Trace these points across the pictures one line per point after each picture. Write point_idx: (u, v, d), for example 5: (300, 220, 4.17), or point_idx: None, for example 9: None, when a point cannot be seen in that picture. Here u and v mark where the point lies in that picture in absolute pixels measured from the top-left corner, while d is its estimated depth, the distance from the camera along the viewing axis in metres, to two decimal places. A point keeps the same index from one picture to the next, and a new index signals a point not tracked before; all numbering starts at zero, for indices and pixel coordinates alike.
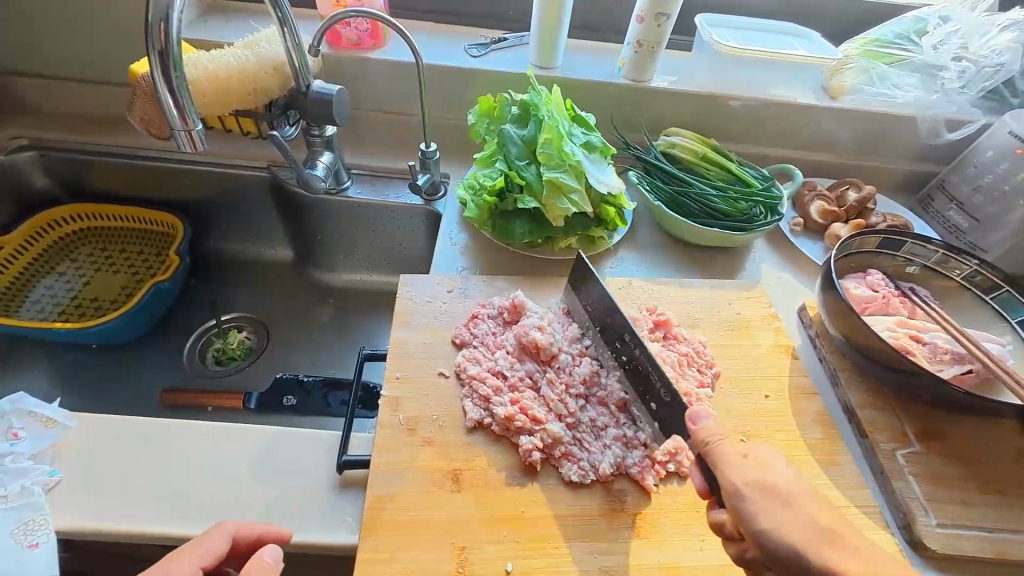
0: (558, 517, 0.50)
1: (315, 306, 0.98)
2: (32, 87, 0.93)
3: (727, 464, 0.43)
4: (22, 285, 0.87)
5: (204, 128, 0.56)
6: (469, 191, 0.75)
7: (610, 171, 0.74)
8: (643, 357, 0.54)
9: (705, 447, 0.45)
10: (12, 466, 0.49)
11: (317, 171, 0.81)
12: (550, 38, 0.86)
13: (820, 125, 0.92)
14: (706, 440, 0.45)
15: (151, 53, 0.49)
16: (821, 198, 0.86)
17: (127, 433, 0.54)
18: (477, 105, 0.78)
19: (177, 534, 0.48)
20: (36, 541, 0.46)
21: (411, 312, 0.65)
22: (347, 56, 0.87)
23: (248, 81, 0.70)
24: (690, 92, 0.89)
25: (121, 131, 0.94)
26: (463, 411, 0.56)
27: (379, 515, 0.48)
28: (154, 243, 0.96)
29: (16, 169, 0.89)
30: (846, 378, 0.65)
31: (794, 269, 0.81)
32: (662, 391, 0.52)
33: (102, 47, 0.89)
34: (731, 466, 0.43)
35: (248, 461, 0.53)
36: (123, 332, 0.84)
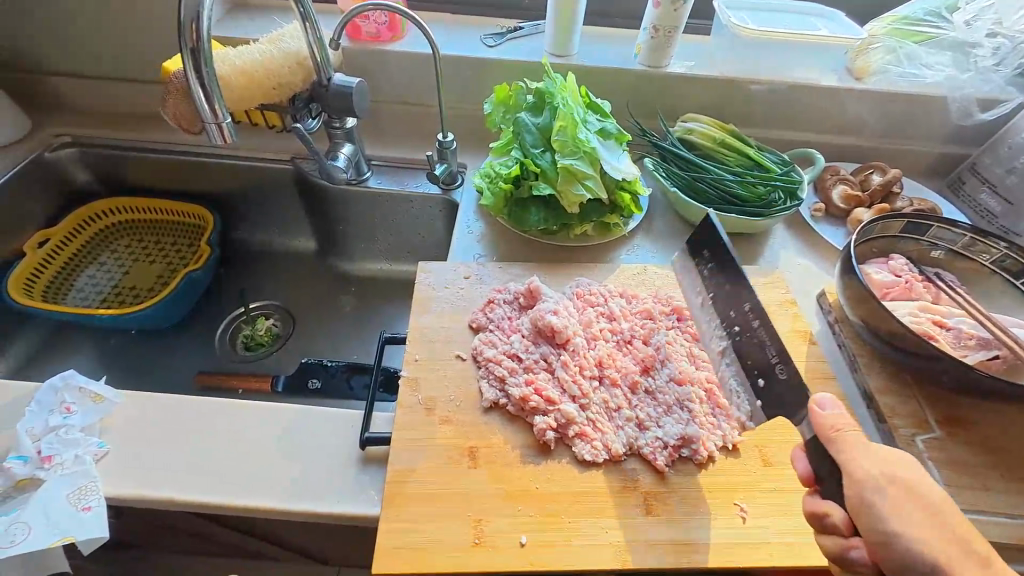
0: (571, 492, 0.52)
1: (337, 296, 1.01)
2: (69, 87, 0.97)
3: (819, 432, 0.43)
4: (68, 274, 0.93)
5: (233, 122, 0.59)
6: (485, 179, 0.76)
7: (624, 157, 0.74)
8: (762, 332, 0.49)
9: (833, 433, 0.43)
10: (64, 437, 0.53)
11: (339, 163, 0.84)
12: (566, 26, 0.86)
13: (843, 107, 0.90)
14: (834, 427, 0.43)
15: (183, 51, 0.52)
16: (843, 182, 0.84)
17: (167, 409, 0.58)
18: (493, 94, 0.79)
19: (217, 500, 0.51)
20: (88, 504, 0.50)
21: (428, 298, 0.67)
22: (365, 49, 0.89)
23: (272, 76, 0.73)
24: (707, 77, 0.88)
25: (154, 128, 0.98)
26: (480, 392, 0.58)
27: (399, 488, 0.51)
28: (187, 235, 1.00)
29: (59, 165, 0.95)
30: (865, 363, 0.64)
31: (814, 255, 0.80)
32: (778, 367, 0.47)
33: (135, 47, 0.93)
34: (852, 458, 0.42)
35: (278, 437, 0.56)
36: (159, 318, 0.89)
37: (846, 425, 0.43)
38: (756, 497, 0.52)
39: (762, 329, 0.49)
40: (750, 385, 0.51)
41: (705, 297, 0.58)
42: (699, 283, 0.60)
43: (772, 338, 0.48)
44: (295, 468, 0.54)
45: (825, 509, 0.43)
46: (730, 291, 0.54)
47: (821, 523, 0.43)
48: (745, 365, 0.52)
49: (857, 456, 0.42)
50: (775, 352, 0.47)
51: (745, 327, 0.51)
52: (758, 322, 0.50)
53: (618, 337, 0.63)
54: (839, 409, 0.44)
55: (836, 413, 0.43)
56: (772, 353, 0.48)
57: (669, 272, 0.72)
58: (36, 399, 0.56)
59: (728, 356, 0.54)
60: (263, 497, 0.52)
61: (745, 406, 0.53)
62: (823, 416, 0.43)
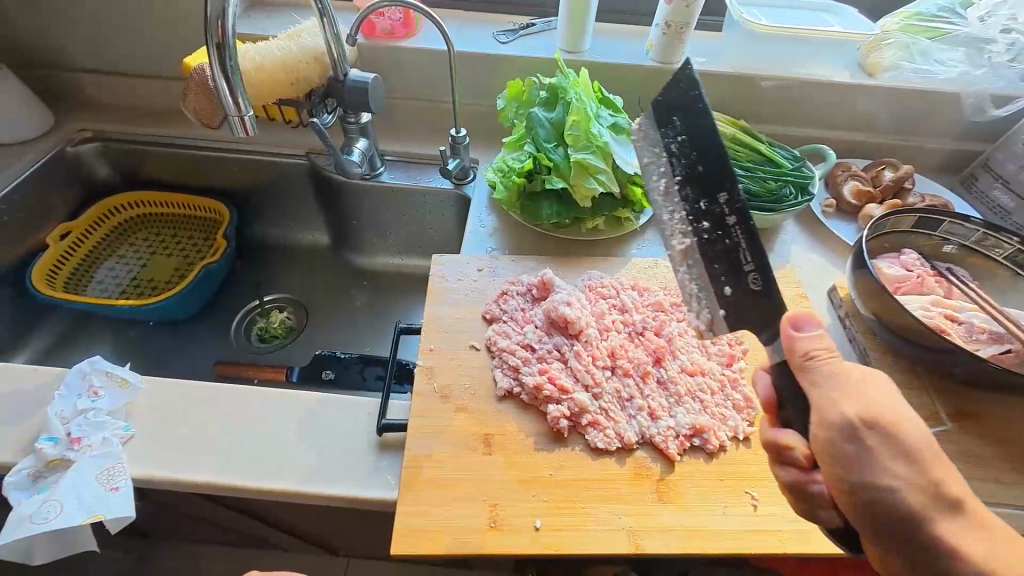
0: (584, 478, 0.53)
1: (350, 289, 1.02)
2: (90, 83, 0.99)
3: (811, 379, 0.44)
4: (88, 266, 0.95)
5: (256, 115, 0.60)
6: (498, 173, 0.77)
7: (637, 152, 0.75)
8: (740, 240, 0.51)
9: (804, 360, 0.44)
10: (93, 420, 0.55)
11: (354, 157, 0.85)
12: (578, 22, 0.87)
13: (855, 103, 0.90)
14: (806, 355, 0.44)
15: (209, 46, 0.54)
16: (855, 178, 0.85)
17: (189, 395, 0.59)
18: (506, 90, 0.80)
19: (241, 483, 0.53)
20: (116, 485, 0.51)
21: (443, 289, 0.68)
22: (381, 45, 0.90)
23: (291, 71, 0.74)
24: (719, 73, 0.88)
25: (172, 123, 1.00)
26: (494, 380, 0.59)
27: (417, 473, 0.52)
28: (204, 229, 1.02)
29: (80, 160, 0.97)
30: (876, 357, 0.65)
31: (825, 250, 0.80)
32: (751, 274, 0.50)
33: (154, 44, 0.95)
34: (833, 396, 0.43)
35: (297, 423, 0.58)
36: (177, 310, 0.91)
37: (821, 352, 0.44)
38: (767, 486, 0.53)
39: (739, 232, 0.51)
40: (710, 279, 0.53)
41: (670, 179, 0.56)
42: (661, 156, 0.57)
43: (749, 242, 0.50)
44: (314, 453, 0.55)
45: (787, 440, 0.47)
46: (703, 178, 0.54)
47: (785, 457, 0.47)
48: (710, 268, 0.53)
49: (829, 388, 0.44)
50: (750, 257, 0.51)
51: (719, 228, 0.52)
52: (734, 222, 0.51)
53: (630, 328, 0.64)
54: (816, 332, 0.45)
55: (813, 335, 0.45)
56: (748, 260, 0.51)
57: None
58: (65, 384, 0.58)
59: (690, 256, 0.55)
60: (284, 480, 0.53)
61: (702, 313, 0.54)
62: (799, 340, 0.45)
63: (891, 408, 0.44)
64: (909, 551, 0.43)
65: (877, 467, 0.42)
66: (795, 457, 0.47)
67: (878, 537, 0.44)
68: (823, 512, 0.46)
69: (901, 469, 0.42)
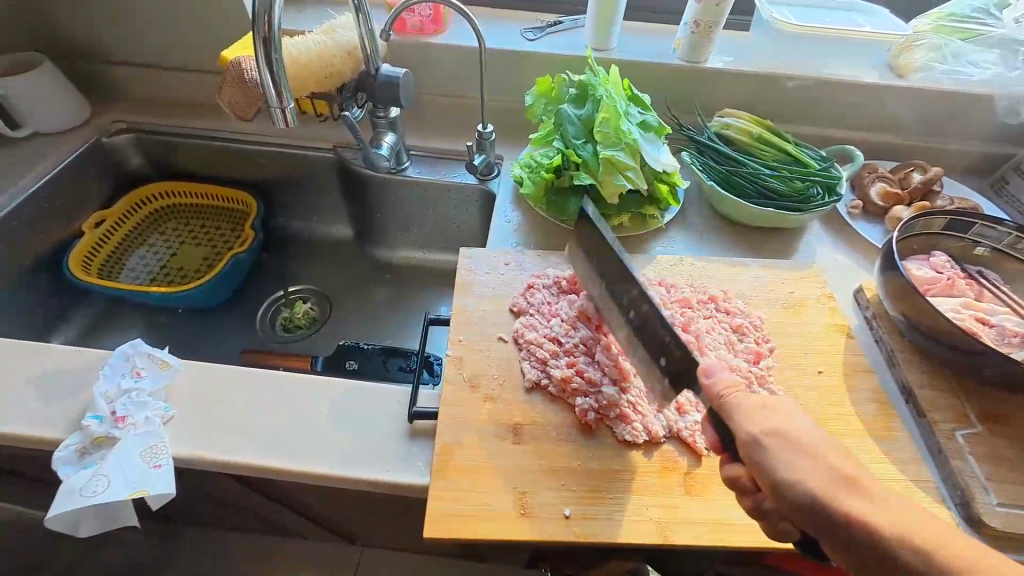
0: (612, 469, 0.53)
1: (373, 282, 1.04)
2: (125, 75, 1.02)
3: (737, 412, 0.44)
4: (121, 253, 0.97)
5: (296, 107, 0.62)
6: (526, 169, 0.78)
7: (664, 150, 0.76)
8: None
9: (721, 399, 0.45)
10: (136, 399, 0.57)
11: (382, 151, 0.87)
12: (607, 20, 0.87)
13: (883, 104, 0.90)
14: (720, 393, 0.45)
15: (256, 38, 0.56)
16: (882, 179, 0.84)
17: (225, 379, 0.61)
18: (535, 86, 0.81)
19: (276, 464, 0.54)
20: (158, 463, 0.53)
21: (471, 282, 0.69)
22: (411, 41, 0.92)
23: (326, 65, 0.76)
24: (746, 73, 0.88)
25: (203, 115, 1.02)
26: (522, 372, 0.60)
27: (448, 460, 0.53)
28: (231, 220, 1.04)
29: (115, 150, 0.99)
30: (904, 359, 0.64)
31: (851, 252, 0.80)
32: None
33: (188, 37, 0.97)
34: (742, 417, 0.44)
35: (329, 409, 0.59)
36: (206, 298, 0.93)
37: (728, 387, 0.45)
38: None
39: None
40: None
41: None
42: None
43: None
44: (346, 438, 0.57)
45: (733, 473, 0.45)
46: None
47: (734, 485, 0.45)
48: None
49: (742, 415, 0.44)
50: None
51: None
52: None
53: None
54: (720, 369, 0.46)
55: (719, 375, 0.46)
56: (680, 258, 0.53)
57: (707, 264, 0.73)
58: (109, 365, 0.60)
59: None
60: (318, 464, 0.55)
61: None
62: (711, 385, 0.46)
63: (785, 416, 0.43)
64: (841, 545, 0.39)
65: (783, 459, 0.41)
66: (744, 486, 0.45)
67: (830, 544, 0.40)
68: (786, 530, 0.44)
69: (802, 463, 0.41)
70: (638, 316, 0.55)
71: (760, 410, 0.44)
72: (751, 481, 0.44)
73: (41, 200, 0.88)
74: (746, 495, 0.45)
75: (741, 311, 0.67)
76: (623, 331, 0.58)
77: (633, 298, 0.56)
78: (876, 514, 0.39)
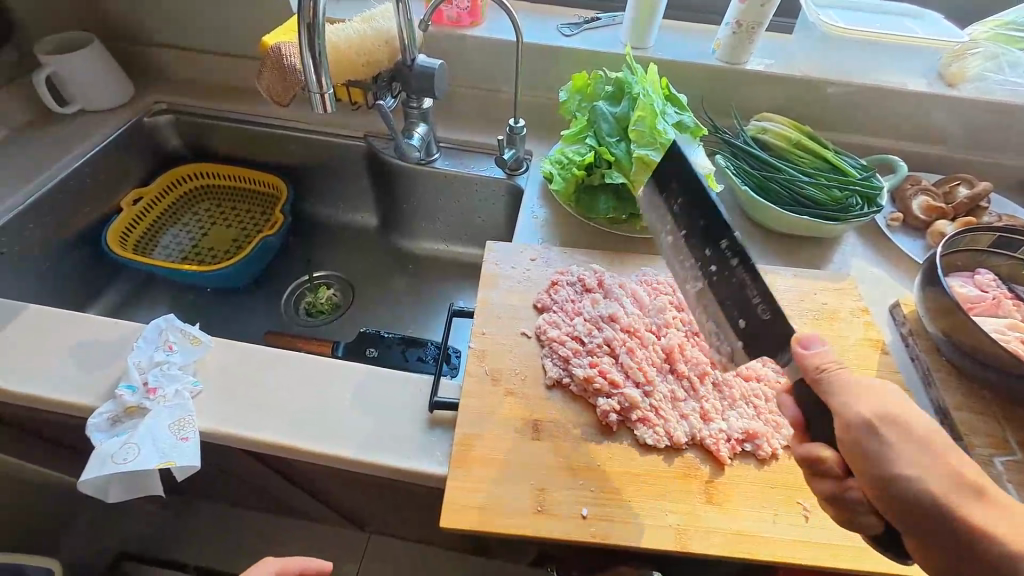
0: (631, 472, 0.53)
1: (396, 272, 1.05)
2: (168, 57, 1.04)
3: (834, 393, 0.43)
4: (155, 230, 1.00)
5: (335, 93, 0.63)
6: (556, 165, 0.77)
7: (699, 151, 0.74)
8: None
9: (818, 374, 0.43)
10: (167, 372, 0.58)
11: (413, 142, 0.88)
12: (646, 17, 0.86)
13: (931, 114, 0.86)
14: (819, 369, 0.43)
15: (300, 23, 0.57)
16: (925, 192, 0.81)
17: (251, 358, 0.62)
18: (570, 82, 0.80)
19: (297, 444, 0.55)
20: (185, 435, 0.54)
21: (496, 275, 0.69)
22: (447, 33, 0.92)
23: (364, 53, 0.76)
24: (787, 76, 0.86)
25: (240, 100, 1.04)
26: (543, 369, 0.60)
27: (467, 452, 0.53)
28: (262, 203, 1.06)
29: (155, 130, 1.02)
30: (941, 379, 0.62)
31: (889, 266, 0.77)
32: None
33: (230, 22, 0.98)
34: (853, 398, 0.42)
35: (351, 394, 0.60)
36: (235, 279, 0.95)
37: (831, 365, 0.43)
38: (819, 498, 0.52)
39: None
40: None
41: None
42: None
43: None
44: (367, 423, 0.57)
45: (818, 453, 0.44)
46: None
47: (816, 468, 0.44)
48: None
49: (841, 396, 0.42)
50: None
51: None
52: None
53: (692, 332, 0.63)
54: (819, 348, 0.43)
55: (817, 353, 0.43)
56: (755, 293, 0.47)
57: None
58: (143, 336, 0.62)
59: None
60: (338, 446, 0.55)
61: None
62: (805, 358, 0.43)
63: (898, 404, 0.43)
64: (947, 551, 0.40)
65: (897, 452, 0.41)
66: (829, 469, 0.43)
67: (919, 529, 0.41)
68: (862, 518, 0.44)
69: None
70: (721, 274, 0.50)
71: (860, 390, 0.43)
72: (839, 466, 0.43)
73: (85, 174, 0.91)
74: (824, 479, 0.44)
75: None
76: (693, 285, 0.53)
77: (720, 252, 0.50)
78: (999, 523, 0.40)
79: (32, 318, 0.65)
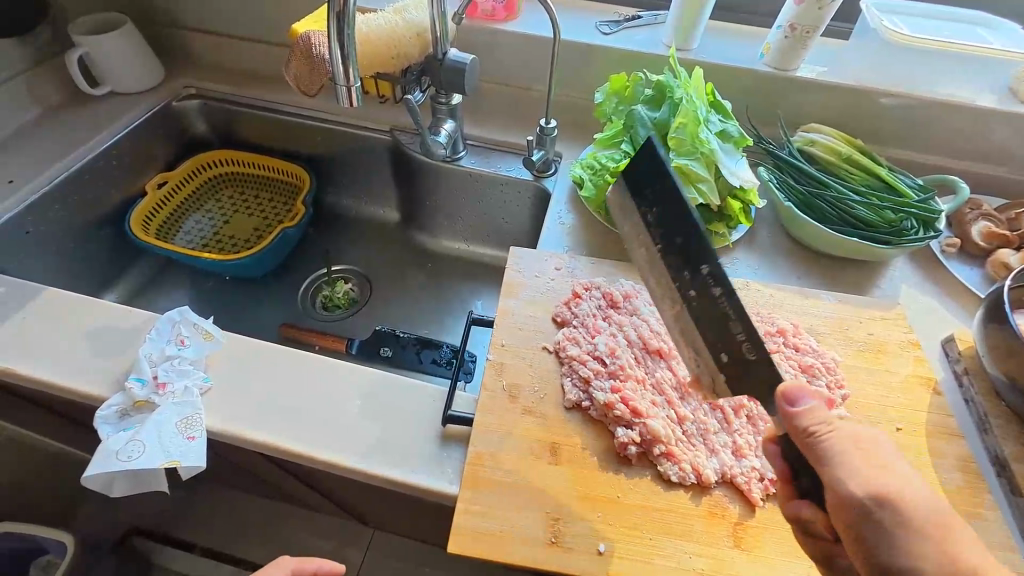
0: (652, 507, 0.49)
1: (413, 269, 1.02)
2: (199, 42, 1.03)
3: (843, 463, 0.39)
4: (177, 216, 0.99)
5: (362, 87, 0.61)
6: (588, 171, 0.74)
7: (743, 163, 0.69)
8: None
9: (809, 439, 0.40)
10: (177, 367, 0.57)
11: (440, 139, 0.85)
12: (691, 17, 0.81)
13: (997, 134, 0.80)
14: (811, 433, 0.40)
15: (330, 13, 0.54)
16: (987, 218, 0.75)
17: (260, 355, 0.60)
18: (607, 83, 0.76)
19: (301, 450, 0.53)
20: (192, 434, 0.53)
21: (518, 284, 0.66)
22: (481, 27, 0.88)
23: (393, 46, 0.74)
24: (841, 85, 0.80)
25: (268, 88, 1.03)
26: (562, 389, 0.57)
27: (479, 472, 0.50)
28: (284, 193, 1.05)
29: (183, 116, 1.01)
30: (999, 426, 0.57)
31: (944, 295, 0.71)
32: None
33: (262, 8, 0.97)
34: (844, 472, 0.39)
35: (362, 399, 0.57)
36: (253, 267, 0.94)
37: (821, 426, 0.40)
38: None
39: None
40: None
41: None
42: None
43: None
44: (375, 433, 0.55)
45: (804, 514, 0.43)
46: None
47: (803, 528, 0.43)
48: None
49: (835, 465, 0.39)
50: None
51: None
52: None
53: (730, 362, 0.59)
54: (809, 404, 0.41)
55: (808, 409, 0.41)
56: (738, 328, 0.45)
57: (776, 292, 0.67)
58: (155, 329, 0.60)
59: None
60: (345, 456, 0.53)
61: None
62: (796, 416, 0.41)
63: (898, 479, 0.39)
64: None
65: (888, 526, 0.38)
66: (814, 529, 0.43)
67: None
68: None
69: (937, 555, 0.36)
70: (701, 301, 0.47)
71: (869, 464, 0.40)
72: (824, 529, 0.42)
73: (112, 156, 0.91)
74: (814, 541, 0.44)
75: (812, 349, 0.61)
76: (669, 306, 0.50)
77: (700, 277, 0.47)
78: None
79: (50, 303, 0.64)
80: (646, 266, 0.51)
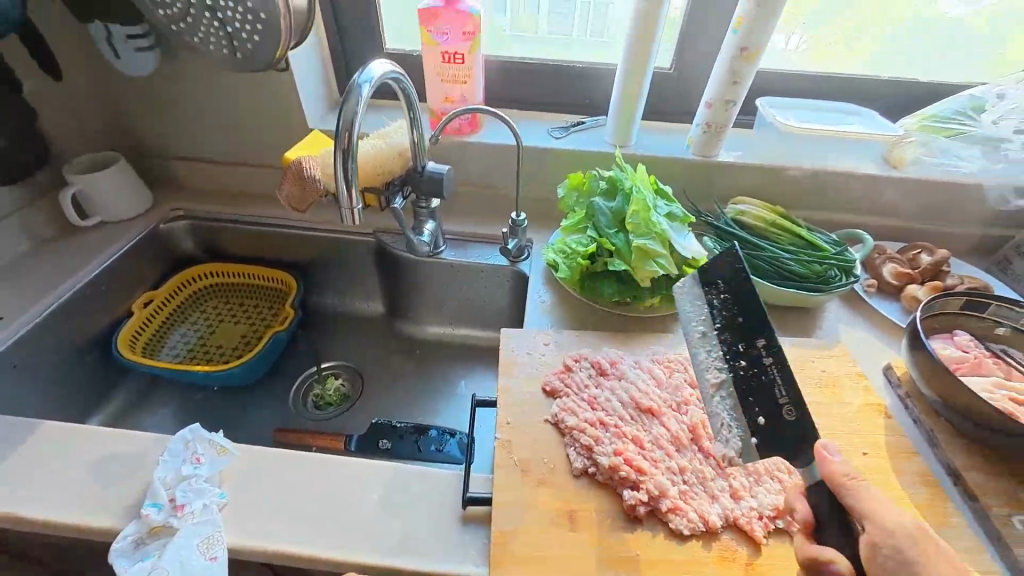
0: (670, 560, 0.53)
1: (403, 358, 1.06)
2: (186, 169, 1.11)
3: (868, 500, 0.48)
4: (162, 332, 1.00)
5: (362, 206, 0.69)
6: (561, 255, 0.84)
7: (690, 237, 0.82)
8: None
9: (843, 480, 0.49)
10: (193, 486, 0.57)
11: (424, 238, 0.95)
12: (626, 121, 0.97)
13: (885, 193, 0.98)
14: (846, 475, 0.49)
15: (336, 151, 0.64)
16: (892, 261, 0.90)
17: (273, 463, 0.61)
18: (567, 181, 0.89)
19: (325, 554, 0.54)
20: (214, 554, 0.53)
21: (513, 363, 0.72)
22: (450, 141, 1.02)
23: (378, 166, 0.86)
24: (755, 165, 0.97)
25: (254, 204, 1.10)
26: (568, 458, 0.61)
27: (504, 550, 0.53)
28: (271, 298, 1.09)
29: (170, 236, 1.06)
30: (945, 440, 0.65)
31: (874, 329, 0.83)
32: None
33: (249, 137, 1.07)
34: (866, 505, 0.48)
35: (381, 494, 0.59)
36: (244, 375, 0.95)
37: (850, 472, 0.50)
38: None
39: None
40: None
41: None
42: None
43: None
44: (397, 526, 0.56)
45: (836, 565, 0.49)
46: None
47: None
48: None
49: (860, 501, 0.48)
50: None
51: None
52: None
53: None
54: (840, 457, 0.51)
55: (840, 460, 0.50)
56: (783, 393, 0.51)
57: None
58: (169, 450, 0.61)
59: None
60: (370, 555, 0.54)
61: None
62: (830, 463, 0.50)
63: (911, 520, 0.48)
64: None
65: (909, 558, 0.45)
66: None
67: None
68: None
69: None
70: (749, 372, 0.54)
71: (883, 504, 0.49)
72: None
73: (101, 282, 0.93)
74: None
75: None
76: (716, 376, 0.56)
77: (756, 351, 0.54)
78: None
79: (52, 436, 0.64)
80: (700, 340, 0.59)
